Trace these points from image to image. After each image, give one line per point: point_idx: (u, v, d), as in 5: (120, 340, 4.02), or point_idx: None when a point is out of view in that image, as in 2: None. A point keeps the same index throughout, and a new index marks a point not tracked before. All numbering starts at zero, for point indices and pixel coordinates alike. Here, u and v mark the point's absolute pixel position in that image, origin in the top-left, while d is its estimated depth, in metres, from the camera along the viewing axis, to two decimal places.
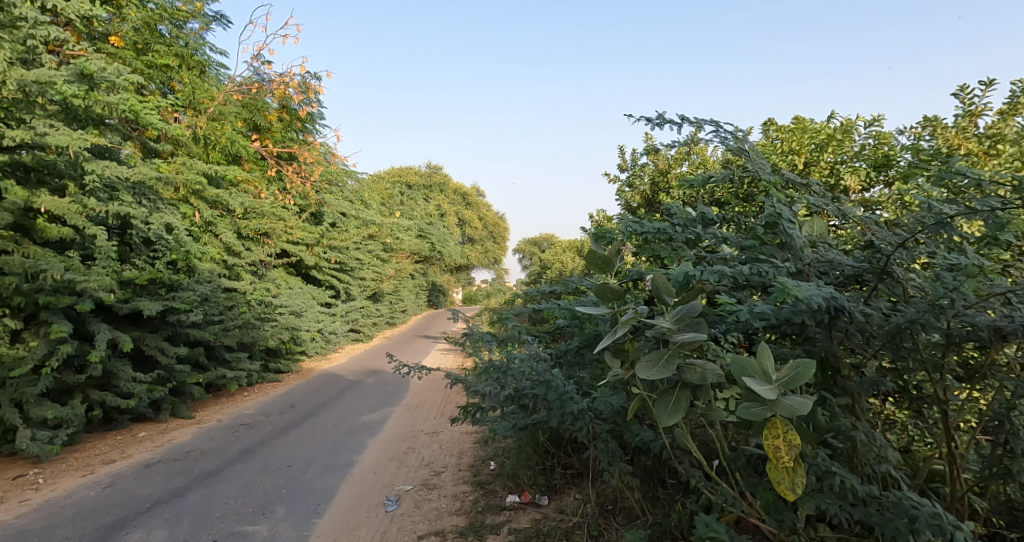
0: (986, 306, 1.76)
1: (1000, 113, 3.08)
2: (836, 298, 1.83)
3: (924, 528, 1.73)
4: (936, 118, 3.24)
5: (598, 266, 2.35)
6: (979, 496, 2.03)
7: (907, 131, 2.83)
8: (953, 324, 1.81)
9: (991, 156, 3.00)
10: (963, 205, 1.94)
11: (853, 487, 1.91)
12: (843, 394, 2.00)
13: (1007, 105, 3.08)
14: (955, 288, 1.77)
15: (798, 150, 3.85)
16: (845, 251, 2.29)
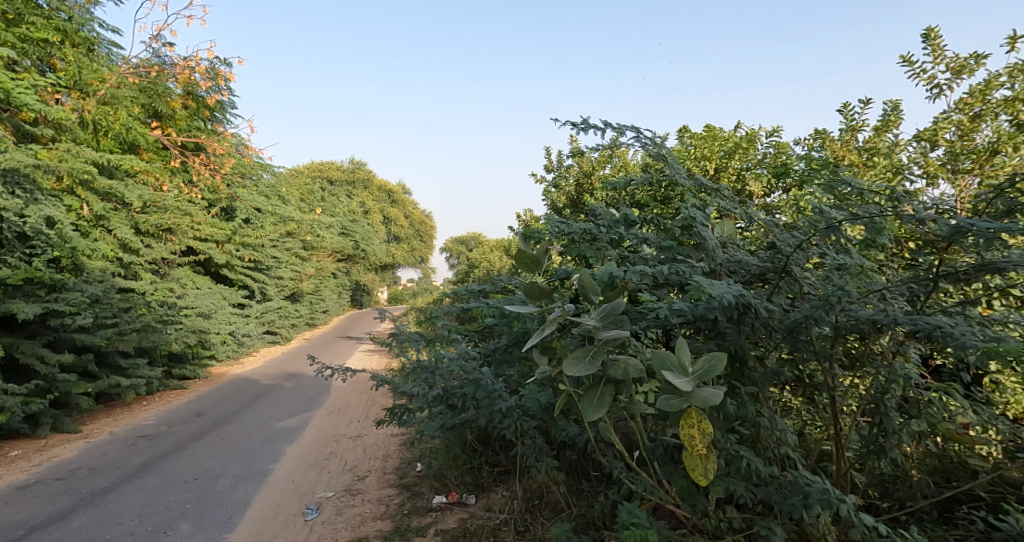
0: (865, 301, 1.96)
1: (876, 129, 3.47)
2: (744, 295, 1.96)
3: (815, 503, 1.89)
4: (824, 131, 3.59)
5: (527, 265, 2.41)
6: (860, 473, 2.28)
7: (802, 142, 3.11)
8: (841, 318, 1.99)
9: (868, 167, 3.38)
10: (848, 211, 2.15)
11: (756, 470, 2.08)
12: (749, 383, 2.17)
13: (881, 121, 3.48)
14: (841, 286, 1.97)
15: (709, 157, 4.13)
16: (751, 251, 2.49)
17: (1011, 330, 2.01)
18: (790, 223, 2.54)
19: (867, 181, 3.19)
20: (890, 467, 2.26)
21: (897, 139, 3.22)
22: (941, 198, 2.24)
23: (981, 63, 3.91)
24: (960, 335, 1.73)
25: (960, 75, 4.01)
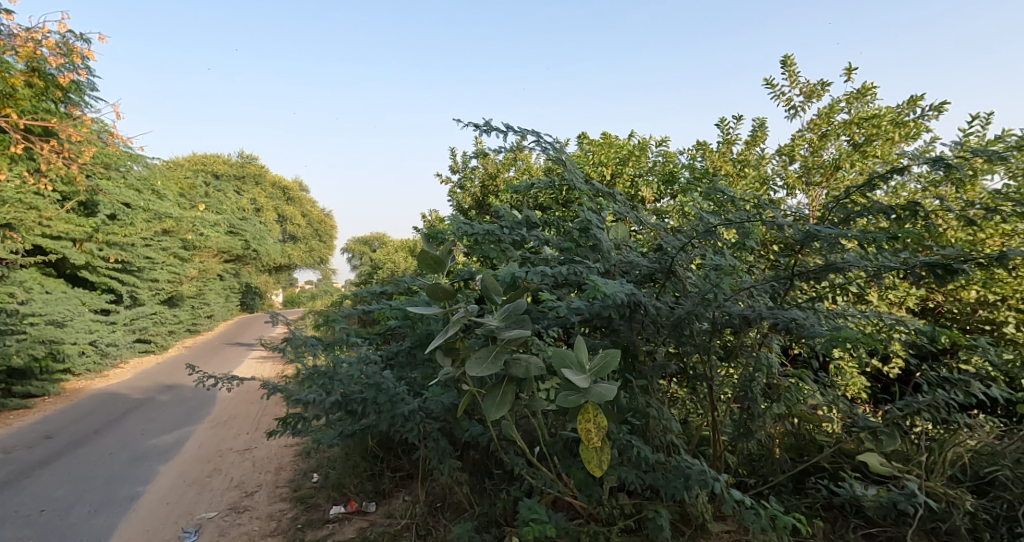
0: (737, 298, 2.18)
1: (747, 143, 3.87)
2: (635, 294, 2.11)
3: (694, 484, 2.06)
4: (705, 143, 3.93)
5: (429, 266, 2.44)
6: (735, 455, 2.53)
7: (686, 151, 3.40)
8: (717, 314, 2.20)
9: (741, 178, 3.75)
10: (723, 217, 2.39)
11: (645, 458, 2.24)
12: (640, 377, 2.34)
13: (751, 136, 3.88)
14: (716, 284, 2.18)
15: (606, 163, 4.38)
16: (642, 253, 2.68)
17: (850, 321, 2.35)
18: (676, 228, 2.76)
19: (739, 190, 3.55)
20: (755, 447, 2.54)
21: (763, 152, 3.61)
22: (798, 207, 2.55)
23: (827, 89, 4.54)
24: (810, 325, 2.00)
25: (811, 98, 4.63)
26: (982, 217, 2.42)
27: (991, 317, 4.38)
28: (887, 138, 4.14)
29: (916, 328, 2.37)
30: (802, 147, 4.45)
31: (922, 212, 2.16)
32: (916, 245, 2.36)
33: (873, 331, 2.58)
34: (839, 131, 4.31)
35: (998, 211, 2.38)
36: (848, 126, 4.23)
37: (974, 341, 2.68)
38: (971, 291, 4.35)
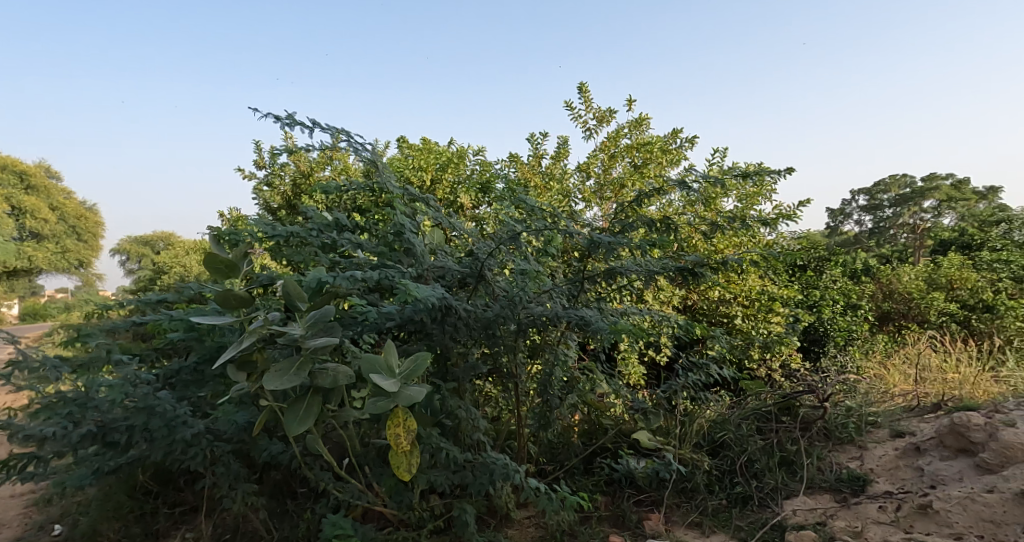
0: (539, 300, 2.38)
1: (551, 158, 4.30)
2: (446, 298, 2.17)
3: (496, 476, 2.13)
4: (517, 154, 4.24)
5: (222, 272, 2.25)
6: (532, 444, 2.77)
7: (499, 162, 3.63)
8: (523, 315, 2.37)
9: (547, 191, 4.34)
10: (527, 225, 2.59)
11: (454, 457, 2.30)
12: (451, 379, 2.41)
13: (555, 151, 4.29)
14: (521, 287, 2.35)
15: (425, 168, 4.45)
16: (456, 258, 2.76)
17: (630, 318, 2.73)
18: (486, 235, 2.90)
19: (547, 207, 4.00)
20: (553, 435, 2.87)
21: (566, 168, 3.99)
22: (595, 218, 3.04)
23: (614, 116, 5.20)
24: (594, 321, 2.27)
25: (602, 123, 5.26)
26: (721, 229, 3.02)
27: (728, 311, 5.44)
28: (657, 162, 4.91)
29: (675, 322, 2.84)
30: (596, 166, 5.03)
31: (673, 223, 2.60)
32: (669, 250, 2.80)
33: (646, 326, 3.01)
34: (623, 153, 4.98)
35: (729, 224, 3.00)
36: (629, 150, 4.92)
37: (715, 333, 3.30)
38: (715, 291, 5.43)
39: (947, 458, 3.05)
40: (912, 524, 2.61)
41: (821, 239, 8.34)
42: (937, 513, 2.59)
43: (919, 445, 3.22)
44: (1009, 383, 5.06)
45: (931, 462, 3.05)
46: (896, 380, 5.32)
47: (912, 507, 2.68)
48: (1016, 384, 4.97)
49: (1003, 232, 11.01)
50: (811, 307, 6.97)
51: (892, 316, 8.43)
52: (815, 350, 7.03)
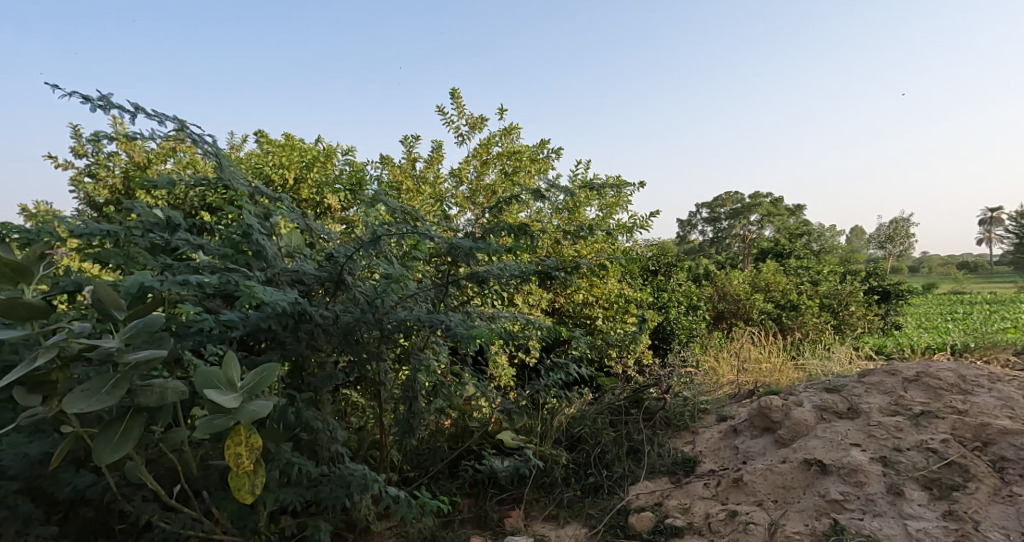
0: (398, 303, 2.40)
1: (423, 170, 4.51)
2: (299, 303, 2.04)
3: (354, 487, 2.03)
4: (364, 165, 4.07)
5: (12, 278, 1.89)
6: (395, 453, 2.74)
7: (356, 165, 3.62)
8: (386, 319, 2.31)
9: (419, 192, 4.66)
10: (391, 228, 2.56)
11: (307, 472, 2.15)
12: (307, 389, 2.29)
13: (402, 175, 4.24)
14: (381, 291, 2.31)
15: (288, 167, 4.22)
16: (315, 263, 2.59)
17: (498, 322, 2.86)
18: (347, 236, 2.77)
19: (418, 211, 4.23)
20: (416, 442, 2.87)
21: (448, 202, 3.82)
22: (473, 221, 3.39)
23: (486, 124, 5.32)
24: (454, 325, 2.27)
25: (474, 130, 5.34)
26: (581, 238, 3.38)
27: (591, 313, 5.81)
28: (526, 170, 5.15)
29: (540, 325, 2.99)
30: (469, 171, 5.13)
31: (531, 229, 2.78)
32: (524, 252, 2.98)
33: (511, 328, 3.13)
34: (494, 159, 5.16)
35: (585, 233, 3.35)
36: (501, 157, 5.10)
37: (575, 334, 3.52)
38: (580, 294, 5.75)
39: (756, 436, 3.54)
40: (727, 496, 3.01)
41: (669, 247, 9.23)
42: (745, 484, 3.00)
43: (735, 426, 3.68)
44: (806, 368, 6.01)
45: (744, 441, 3.52)
46: (725, 371, 6.05)
47: (728, 481, 3.08)
48: (811, 369, 5.92)
49: (807, 244, 13.05)
50: (660, 308, 7.67)
51: (725, 315, 9.56)
52: (662, 347, 7.72)
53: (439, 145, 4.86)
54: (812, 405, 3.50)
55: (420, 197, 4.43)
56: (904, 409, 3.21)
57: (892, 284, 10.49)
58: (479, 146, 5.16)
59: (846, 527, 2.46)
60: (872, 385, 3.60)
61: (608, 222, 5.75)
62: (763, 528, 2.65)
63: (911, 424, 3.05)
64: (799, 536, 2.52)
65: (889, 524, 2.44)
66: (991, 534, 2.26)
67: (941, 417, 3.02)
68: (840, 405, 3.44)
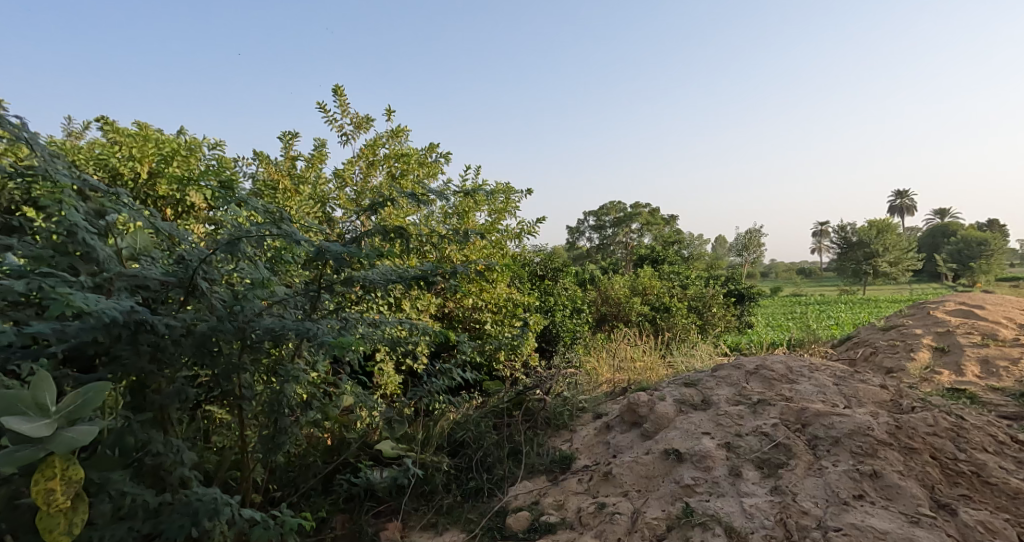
0: (262, 310, 2.26)
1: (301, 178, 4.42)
2: (136, 311, 1.83)
3: (200, 515, 1.81)
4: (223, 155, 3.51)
5: None
6: (258, 472, 2.59)
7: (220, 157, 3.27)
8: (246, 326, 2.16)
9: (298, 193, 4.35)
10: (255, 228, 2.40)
11: (144, 503, 1.90)
12: (149, 408, 2.07)
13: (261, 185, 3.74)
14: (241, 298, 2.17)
15: (140, 158, 3.63)
16: (165, 266, 2.30)
17: (381, 329, 2.89)
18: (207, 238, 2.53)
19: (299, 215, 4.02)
20: (283, 460, 2.74)
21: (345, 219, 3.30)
22: (354, 221, 3.41)
23: (371, 124, 5.20)
24: (321, 333, 2.14)
25: (359, 129, 5.21)
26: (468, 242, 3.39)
27: (479, 318, 5.85)
28: (415, 173, 5.18)
29: (423, 329, 3.03)
30: (354, 172, 4.97)
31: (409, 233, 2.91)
32: (401, 258, 3.10)
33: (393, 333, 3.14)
34: (382, 162, 5.10)
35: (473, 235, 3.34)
36: (388, 159, 5.06)
37: (460, 339, 3.55)
38: (469, 298, 5.75)
39: (625, 430, 3.79)
40: (598, 490, 3.20)
41: (556, 252, 9.56)
42: (614, 477, 3.21)
43: (608, 423, 3.92)
44: (674, 365, 6.54)
45: (615, 436, 3.75)
46: (603, 370, 6.41)
47: (599, 475, 3.27)
48: (678, 366, 6.45)
49: (678, 251, 14.21)
50: (546, 312, 7.94)
51: (607, 317, 10.12)
52: (549, 349, 8.00)
53: (322, 145, 4.67)
54: (673, 398, 3.80)
55: (298, 198, 4.21)
56: (746, 398, 3.63)
57: (746, 287, 11.72)
58: (365, 147, 5.07)
59: (694, 508, 2.72)
60: (722, 378, 4.01)
61: (497, 227, 5.86)
62: (626, 517, 2.85)
63: (750, 411, 3.46)
64: (657, 521, 2.74)
65: (729, 502, 2.74)
66: (806, 504, 2.63)
67: (773, 404, 3.45)
68: (696, 397, 3.79)
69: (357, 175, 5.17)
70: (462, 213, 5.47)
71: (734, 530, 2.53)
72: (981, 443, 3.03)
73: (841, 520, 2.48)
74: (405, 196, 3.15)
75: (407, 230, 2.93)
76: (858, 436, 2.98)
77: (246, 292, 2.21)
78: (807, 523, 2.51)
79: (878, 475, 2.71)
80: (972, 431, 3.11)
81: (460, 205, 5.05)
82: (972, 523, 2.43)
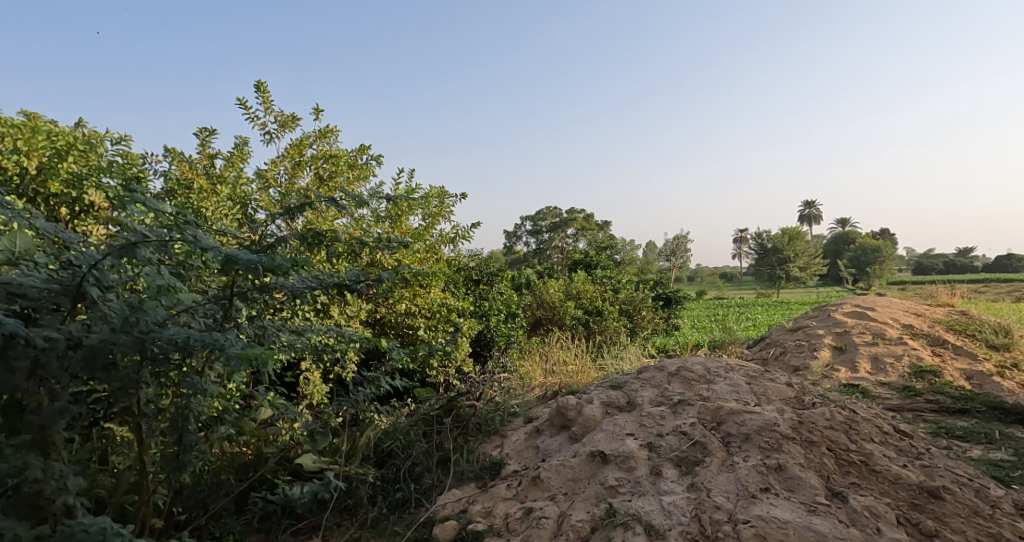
0: (164, 320, 2.10)
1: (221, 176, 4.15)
2: (8, 324, 1.64)
3: None
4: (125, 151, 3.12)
5: None
6: (158, 494, 2.42)
7: (125, 155, 3.01)
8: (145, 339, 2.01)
9: (214, 194, 4.06)
10: (157, 231, 2.23)
11: (17, 537, 1.72)
12: (28, 430, 1.88)
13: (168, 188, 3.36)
14: (138, 308, 2.01)
15: (28, 152, 3.27)
16: (50, 270, 2.10)
17: (304, 337, 2.77)
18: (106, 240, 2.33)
19: (215, 217, 3.78)
20: (187, 480, 2.57)
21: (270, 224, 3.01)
22: (276, 224, 3.25)
23: (298, 123, 5.01)
24: (229, 345, 2.00)
25: (285, 128, 5.00)
26: (400, 248, 3.28)
27: (412, 324, 5.74)
28: (344, 175, 5.03)
29: (349, 337, 2.92)
30: (279, 172, 4.77)
31: (336, 238, 2.82)
32: (324, 265, 2.99)
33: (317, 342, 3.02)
34: (309, 162, 4.91)
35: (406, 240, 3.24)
36: (315, 160, 4.88)
37: (388, 346, 3.46)
38: (401, 304, 5.65)
39: (554, 434, 3.83)
40: (527, 494, 3.20)
41: (492, 256, 9.55)
42: (542, 481, 3.23)
43: (538, 427, 3.94)
44: (605, 368, 6.69)
45: (544, 440, 3.78)
46: (536, 374, 6.46)
47: (527, 480, 3.28)
48: (608, 369, 6.61)
49: (611, 256, 14.57)
50: (481, 316, 7.90)
51: (542, 321, 10.20)
52: (483, 354, 7.97)
53: (243, 143, 4.42)
54: (600, 401, 3.88)
55: (215, 198, 3.95)
56: (667, 399, 3.77)
57: (673, 291, 12.19)
58: (291, 145, 4.88)
59: (617, 509, 2.79)
60: (646, 380, 4.14)
61: (431, 232, 5.78)
62: (552, 520, 2.87)
63: (671, 411, 3.59)
64: (582, 523, 2.78)
65: (650, 501, 2.82)
66: (718, 499, 2.75)
67: (692, 404, 3.59)
68: (621, 399, 3.89)
69: (282, 175, 4.95)
70: (394, 217, 5.37)
71: (654, 528, 2.60)
72: (869, 434, 3.31)
73: (749, 512, 2.60)
74: (334, 199, 3.01)
75: (332, 235, 2.83)
76: (765, 432, 3.15)
77: (143, 301, 2.05)
78: (719, 517, 2.62)
79: (781, 468, 2.88)
80: (861, 424, 3.39)
81: (392, 208, 4.95)
82: (860, 509, 2.62)
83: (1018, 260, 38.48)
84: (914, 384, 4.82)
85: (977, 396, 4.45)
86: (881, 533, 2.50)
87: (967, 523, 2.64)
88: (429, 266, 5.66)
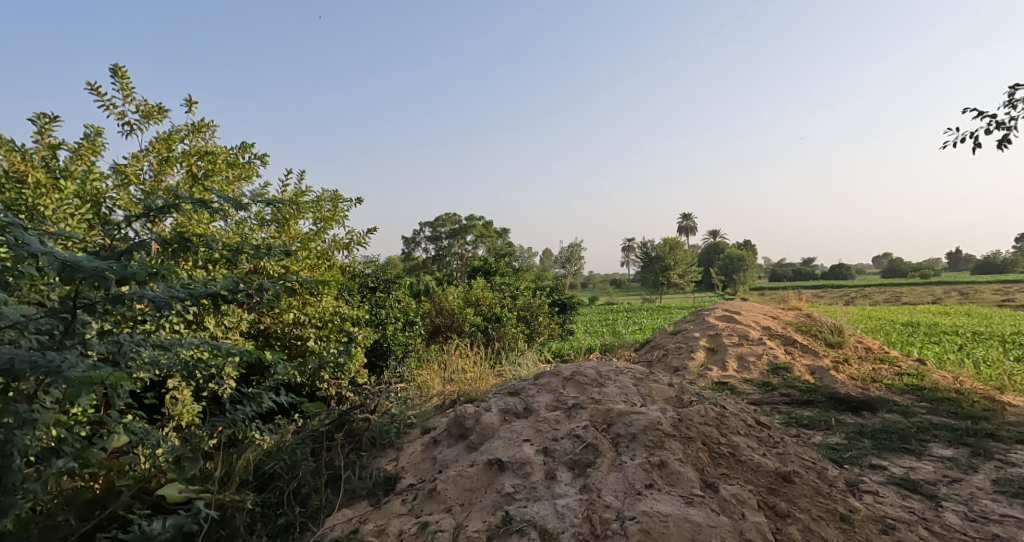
0: None
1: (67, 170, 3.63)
2: None
3: None
4: None
5: None
6: None
7: None
8: None
9: (57, 190, 3.55)
10: None
11: None
12: None
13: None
14: None
15: None
16: None
17: (172, 352, 2.47)
18: None
19: (56, 218, 3.31)
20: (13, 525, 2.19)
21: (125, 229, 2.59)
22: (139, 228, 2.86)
23: (165, 114, 4.53)
24: (67, 366, 1.73)
25: (150, 120, 4.51)
26: (285, 255, 3.04)
27: (301, 334, 5.39)
28: (222, 174, 4.62)
29: (226, 350, 2.65)
30: (141, 168, 4.30)
31: (207, 243, 2.55)
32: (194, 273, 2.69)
33: (185, 358, 2.71)
34: (180, 158, 4.45)
35: (290, 246, 2.97)
36: (187, 156, 4.44)
37: (272, 360, 3.21)
38: (289, 313, 5.31)
39: (452, 444, 3.74)
40: (422, 508, 3.09)
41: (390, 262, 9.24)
42: (438, 493, 3.13)
43: (435, 438, 3.84)
44: (503, 374, 6.69)
45: (441, 451, 3.68)
46: (432, 384, 6.32)
47: (422, 494, 3.17)
48: (506, 375, 6.62)
49: (509, 263, 14.73)
50: (377, 325, 7.61)
51: (441, 328, 10.03)
52: (379, 364, 7.71)
53: (97, 133, 3.92)
54: (498, 409, 3.86)
55: (56, 194, 3.45)
56: (562, 404, 3.83)
57: (568, 297, 12.55)
58: (157, 138, 4.40)
59: (511, 515, 2.76)
60: (543, 385, 4.18)
61: (323, 237, 5.48)
62: (448, 533, 2.79)
63: (565, 416, 3.65)
64: (477, 533, 2.72)
65: (545, 506, 2.83)
66: (608, 498, 2.82)
67: (584, 407, 3.68)
68: (518, 406, 3.89)
69: (147, 171, 4.46)
70: (281, 220, 5.01)
71: (548, 531, 2.61)
72: (736, 428, 3.57)
73: (635, 508, 2.69)
74: (208, 200, 2.71)
75: (203, 240, 2.56)
76: (650, 431, 3.29)
77: None
78: (608, 515, 2.68)
79: (664, 464, 3.02)
80: (730, 419, 3.66)
81: (277, 211, 4.62)
82: (729, 498, 2.81)
83: (850, 270, 44.46)
84: (771, 380, 5.31)
85: (817, 388, 5.02)
86: (745, 518, 2.68)
87: (812, 502, 2.91)
88: (320, 273, 5.36)
